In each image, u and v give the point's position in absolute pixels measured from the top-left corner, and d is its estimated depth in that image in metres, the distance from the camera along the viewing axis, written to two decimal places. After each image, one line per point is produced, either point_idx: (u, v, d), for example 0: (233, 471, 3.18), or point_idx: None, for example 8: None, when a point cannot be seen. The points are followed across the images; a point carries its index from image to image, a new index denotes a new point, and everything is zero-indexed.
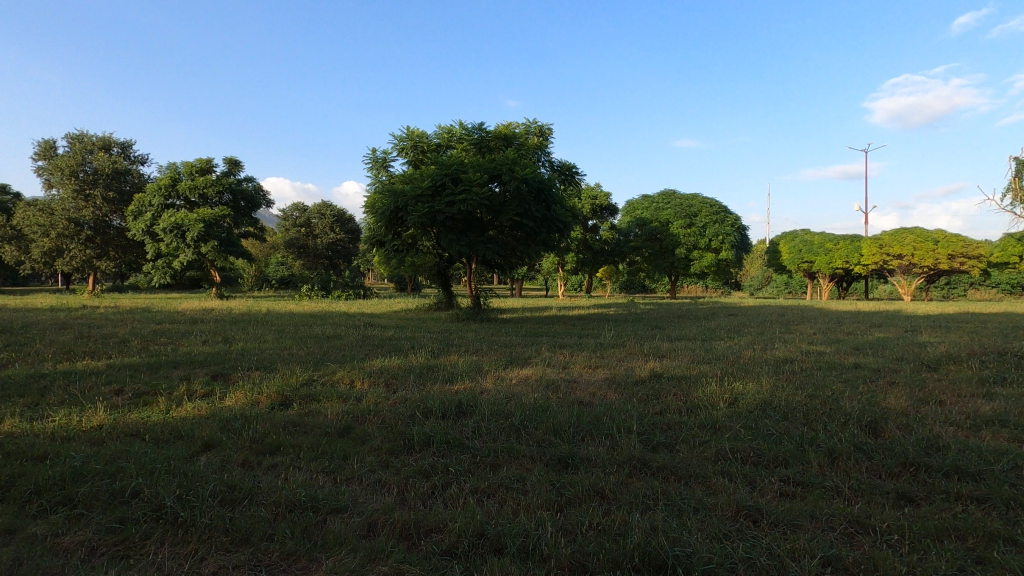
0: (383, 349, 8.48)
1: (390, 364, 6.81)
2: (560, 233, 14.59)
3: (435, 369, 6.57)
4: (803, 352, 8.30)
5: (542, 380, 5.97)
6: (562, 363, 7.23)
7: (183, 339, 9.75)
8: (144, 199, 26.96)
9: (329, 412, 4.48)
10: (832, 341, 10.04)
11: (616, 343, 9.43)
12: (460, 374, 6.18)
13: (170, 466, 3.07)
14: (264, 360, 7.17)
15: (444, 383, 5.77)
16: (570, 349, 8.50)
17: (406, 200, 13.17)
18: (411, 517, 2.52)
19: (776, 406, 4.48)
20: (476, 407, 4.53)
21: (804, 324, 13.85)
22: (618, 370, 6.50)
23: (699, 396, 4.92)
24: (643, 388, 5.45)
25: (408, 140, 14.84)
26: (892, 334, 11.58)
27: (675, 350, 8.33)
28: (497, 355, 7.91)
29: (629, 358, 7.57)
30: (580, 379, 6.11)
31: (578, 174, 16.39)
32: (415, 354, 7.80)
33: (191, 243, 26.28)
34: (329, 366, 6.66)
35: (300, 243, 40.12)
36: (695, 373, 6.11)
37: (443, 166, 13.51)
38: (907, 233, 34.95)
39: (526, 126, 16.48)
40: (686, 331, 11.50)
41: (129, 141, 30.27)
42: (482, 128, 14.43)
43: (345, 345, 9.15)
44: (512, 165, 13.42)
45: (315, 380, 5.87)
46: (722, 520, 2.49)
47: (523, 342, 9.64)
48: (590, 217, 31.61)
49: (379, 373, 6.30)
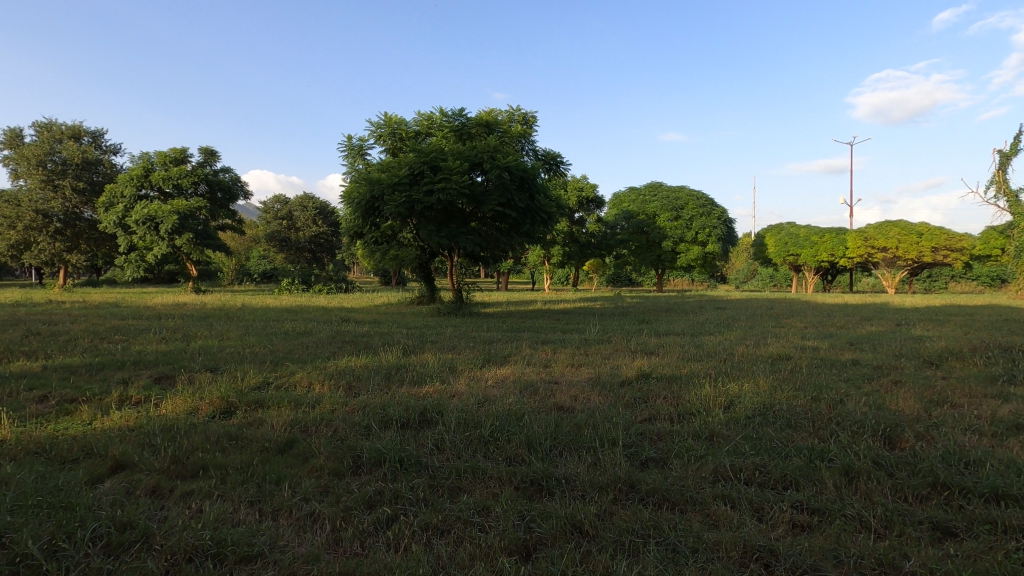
0: (353, 347, 7.89)
1: (357, 364, 6.24)
2: (545, 224, 14.09)
3: (405, 369, 6.04)
4: (797, 348, 7.87)
5: (521, 381, 5.45)
6: (543, 361, 6.72)
7: (140, 337, 9.05)
8: (115, 191, 25.95)
9: (275, 422, 3.93)
10: (824, 336, 9.64)
11: (602, 339, 8.91)
12: (431, 375, 5.64)
13: (55, 498, 2.50)
14: (221, 360, 6.55)
15: (412, 385, 5.24)
16: (553, 347, 8.00)
17: (383, 189, 12.55)
18: (339, 569, 2.00)
19: (777, 411, 4.02)
20: (443, 415, 4.00)
21: (794, 318, 13.46)
22: (603, 370, 6.02)
23: (692, 399, 4.45)
24: (631, 390, 4.96)
25: (385, 127, 14.22)
26: (884, 328, 11.26)
27: (664, 347, 7.86)
28: (474, 353, 7.36)
29: (615, 355, 7.08)
30: (562, 379, 5.62)
31: (564, 164, 15.85)
32: (385, 352, 7.23)
33: (165, 235, 25.36)
34: (289, 368, 6.07)
35: (282, 236, 38.72)
36: (685, 373, 5.65)
37: (422, 154, 12.91)
38: (891, 226, 35.07)
39: (509, 113, 15.91)
40: (674, 326, 11.04)
41: (100, 130, 29.32)
42: (463, 114, 13.82)
43: (314, 343, 8.53)
44: (493, 152, 12.87)
45: (269, 383, 5.30)
46: (727, 567, 2.02)
47: (505, 338, 9.11)
48: (576, 209, 31.05)
49: (342, 374, 5.76)
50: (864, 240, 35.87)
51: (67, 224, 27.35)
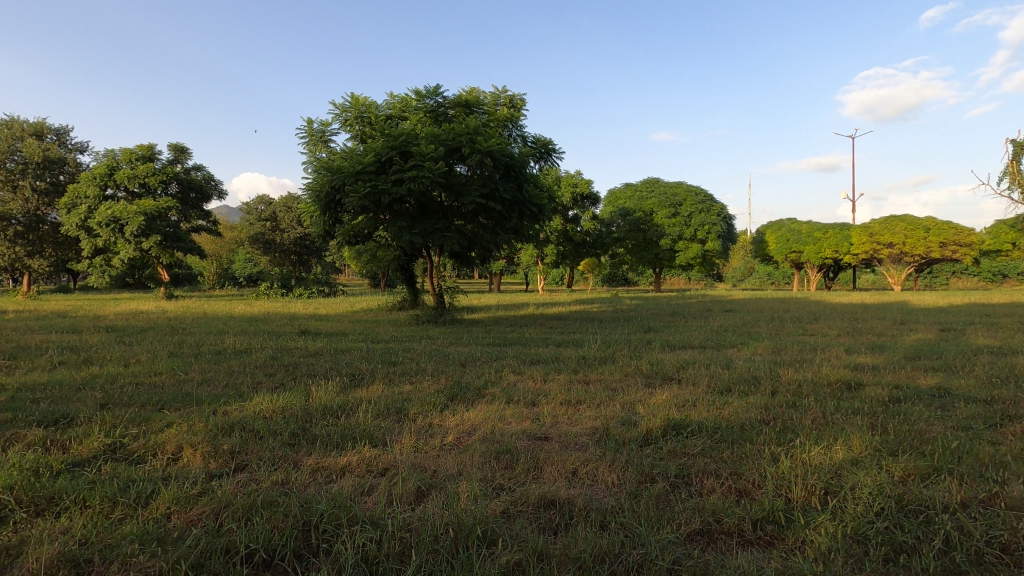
0: (285, 376, 6.10)
1: (268, 408, 4.45)
2: (535, 219, 12.35)
3: (332, 416, 4.27)
4: (856, 370, 6.13)
5: (494, 441, 3.70)
6: (529, 397, 4.96)
7: (29, 362, 7.19)
8: (78, 190, 23.91)
9: (27, 562, 2.17)
10: (873, 349, 7.92)
11: (606, 357, 7.18)
12: (363, 428, 3.85)
13: None
14: (89, 403, 4.76)
15: (328, 449, 3.50)
16: (545, 371, 6.22)
17: (344, 177, 10.76)
18: None
19: (929, 522, 2.33)
20: (342, 539, 2.26)
21: (819, 323, 11.81)
22: (611, 414, 4.30)
23: (765, 482, 2.74)
24: (658, 459, 3.23)
25: (351, 110, 12.42)
26: (930, 334, 9.74)
27: (686, 371, 6.10)
28: (440, 383, 5.61)
29: (625, 386, 5.33)
30: (555, 434, 3.86)
31: (556, 152, 14.13)
32: (320, 384, 5.46)
33: (130, 238, 23.42)
34: (165, 416, 4.27)
35: (266, 238, 35.90)
36: (728, 420, 3.95)
37: (391, 137, 11.12)
38: (897, 221, 33.69)
39: (494, 95, 14.09)
40: (688, 336, 9.32)
41: (65, 126, 27.32)
42: (440, 93, 11.99)
43: (243, 369, 6.72)
44: (474, 135, 11.08)
45: (113, 453, 3.51)
46: None
47: (485, 357, 7.34)
48: (571, 207, 29.41)
49: (237, 427, 4.00)
50: (869, 236, 34.51)
51: (29, 227, 25.31)
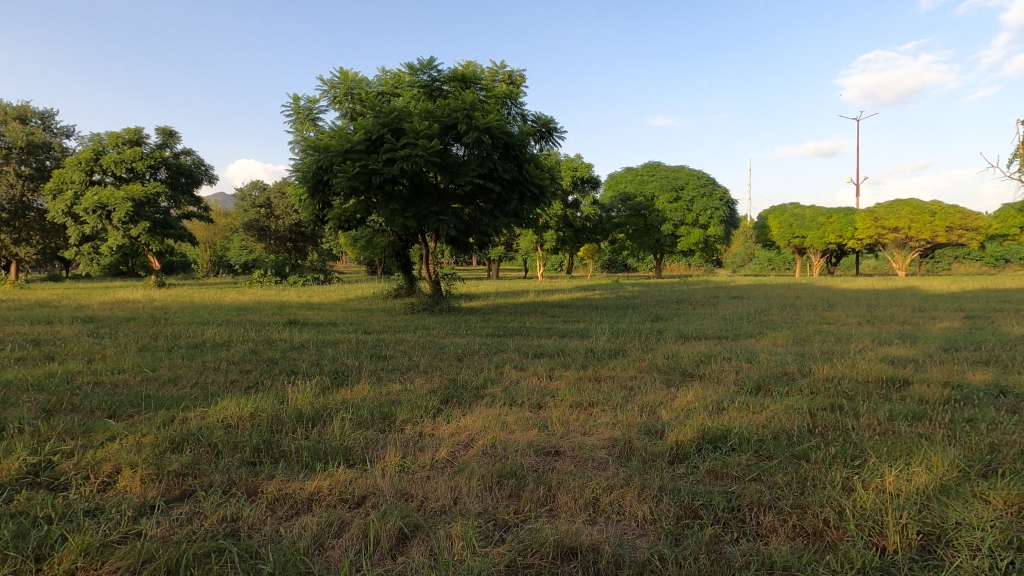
0: (261, 374, 5.46)
1: (233, 416, 3.84)
2: (536, 201, 11.67)
3: (307, 426, 3.65)
4: (895, 364, 5.55)
5: (496, 458, 3.09)
6: (535, 399, 4.35)
7: None
8: (63, 175, 23.01)
9: None
10: (903, 340, 7.29)
11: (616, 350, 6.58)
12: (340, 441, 3.24)
13: None
14: (29, 410, 4.11)
15: (295, 471, 2.89)
16: (549, 367, 5.59)
17: (331, 157, 10.07)
18: None
19: None
20: None
21: (834, 311, 11.20)
22: (631, 421, 3.69)
23: (844, 524, 2.15)
24: (699, 485, 2.63)
25: (341, 85, 11.69)
26: (955, 322, 9.18)
27: (707, 366, 5.49)
28: (433, 381, 5.00)
29: (642, 385, 4.72)
30: (568, 448, 3.26)
31: (557, 131, 13.40)
32: (300, 383, 4.84)
33: (118, 224, 22.64)
34: (110, 426, 3.64)
35: (261, 225, 34.67)
36: (771, 429, 3.33)
37: (381, 114, 10.39)
38: (903, 205, 32.98)
39: (493, 70, 13.31)
40: (699, 326, 8.72)
41: (49, 109, 26.33)
42: (435, 67, 11.23)
43: (218, 365, 6.07)
44: (470, 111, 10.35)
45: (35, 477, 2.89)
46: None
47: (483, 350, 6.72)
48: (570, 191, 28.67)
49: (188, 441, 3.38)
50: (874, 220, 33.81)
51: (14, 214, 24.45)
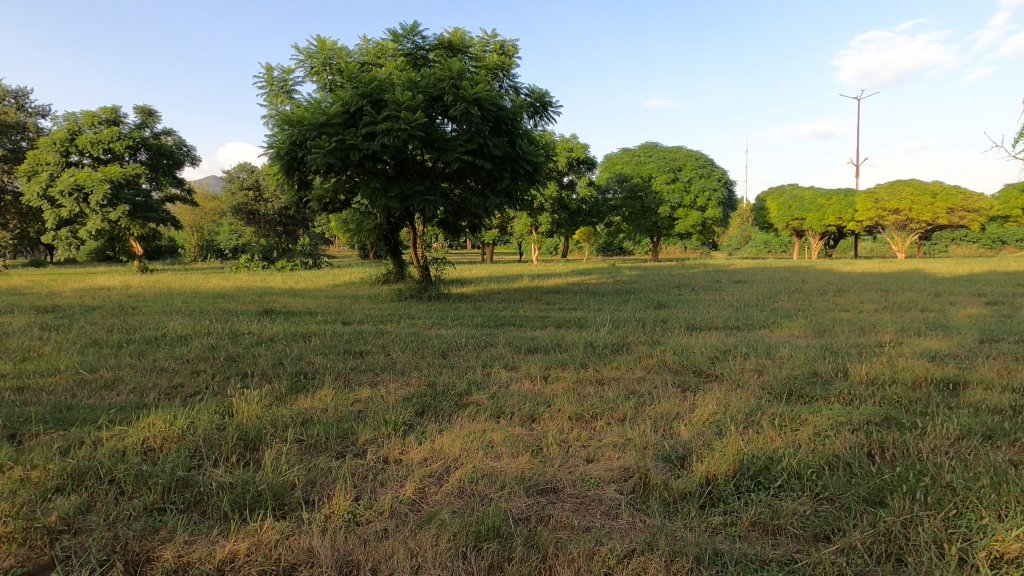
0: (213, 376, 4.72)
1: (157, 437, 3.12)
2: (530, 180, 10.84)
3: (247, 451, 2.94)
4: (940, 362, 4.85)
5: (475, 501, 2.39)
6: (528, 410, 3.63)
7: None
8: (37, 156, 21.90)
9: None
10: (935, 330, 6.59)
11: (620, 343, 5.87)
12: (276, 478, 2.53)
13: None
14: None
15: (209, 530, 2.15)
16: (545, 366, 4.87)
17: (305, 130, 9.23)
18: None
19: None
20: None
21: (846, 296, 10.52)
22: (645, 441, 2.99)
23: None
24: (750, 548, 1.93)
25: (318, 55, 10.82)
26: (982, 309, 8.47)
27: (724, 364, 4.78)
28: (409, 385, 4.28)
29: (653, 390, 4.01)
30: (569, 482, 2.56)
31: (553, 106, 12.54)
32: (252, 389, 4.11)
33: (96, 207, 21.60)
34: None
35: (249, 208, 33.53)
36: (828, 457, 2.63)
37: (361, 85, 9.52)
38: (903, 185, 32.08)
39: (483, 40, 12.38)
40: (706, 315, 8.02)
41: (23, 88, 25.04)
42: (420, 34, 10.32)
43: (168, 365, 5.32)
44: (458, 80, 9.49)
45: None
46: None
47: (471, 345, 5.99)
48: (565, 172, 27.73)
49: (83, 476, 2.64)
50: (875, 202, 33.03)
51: None
